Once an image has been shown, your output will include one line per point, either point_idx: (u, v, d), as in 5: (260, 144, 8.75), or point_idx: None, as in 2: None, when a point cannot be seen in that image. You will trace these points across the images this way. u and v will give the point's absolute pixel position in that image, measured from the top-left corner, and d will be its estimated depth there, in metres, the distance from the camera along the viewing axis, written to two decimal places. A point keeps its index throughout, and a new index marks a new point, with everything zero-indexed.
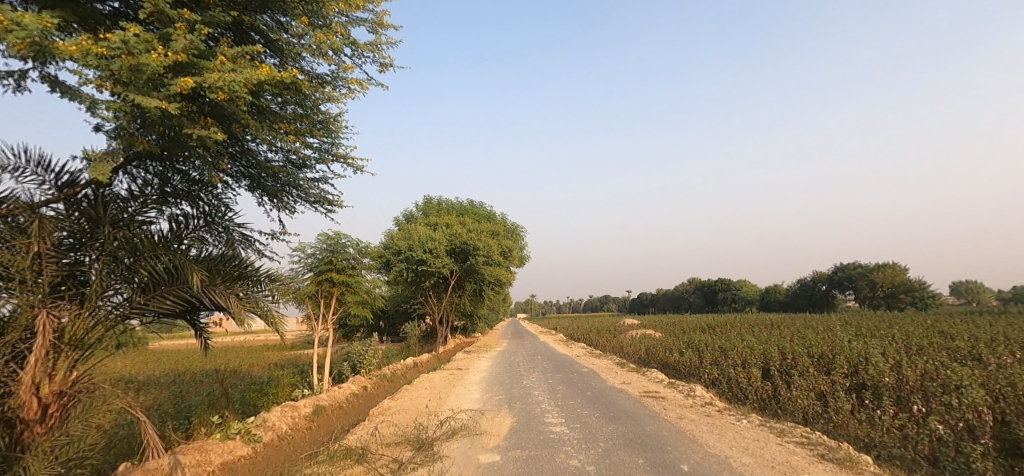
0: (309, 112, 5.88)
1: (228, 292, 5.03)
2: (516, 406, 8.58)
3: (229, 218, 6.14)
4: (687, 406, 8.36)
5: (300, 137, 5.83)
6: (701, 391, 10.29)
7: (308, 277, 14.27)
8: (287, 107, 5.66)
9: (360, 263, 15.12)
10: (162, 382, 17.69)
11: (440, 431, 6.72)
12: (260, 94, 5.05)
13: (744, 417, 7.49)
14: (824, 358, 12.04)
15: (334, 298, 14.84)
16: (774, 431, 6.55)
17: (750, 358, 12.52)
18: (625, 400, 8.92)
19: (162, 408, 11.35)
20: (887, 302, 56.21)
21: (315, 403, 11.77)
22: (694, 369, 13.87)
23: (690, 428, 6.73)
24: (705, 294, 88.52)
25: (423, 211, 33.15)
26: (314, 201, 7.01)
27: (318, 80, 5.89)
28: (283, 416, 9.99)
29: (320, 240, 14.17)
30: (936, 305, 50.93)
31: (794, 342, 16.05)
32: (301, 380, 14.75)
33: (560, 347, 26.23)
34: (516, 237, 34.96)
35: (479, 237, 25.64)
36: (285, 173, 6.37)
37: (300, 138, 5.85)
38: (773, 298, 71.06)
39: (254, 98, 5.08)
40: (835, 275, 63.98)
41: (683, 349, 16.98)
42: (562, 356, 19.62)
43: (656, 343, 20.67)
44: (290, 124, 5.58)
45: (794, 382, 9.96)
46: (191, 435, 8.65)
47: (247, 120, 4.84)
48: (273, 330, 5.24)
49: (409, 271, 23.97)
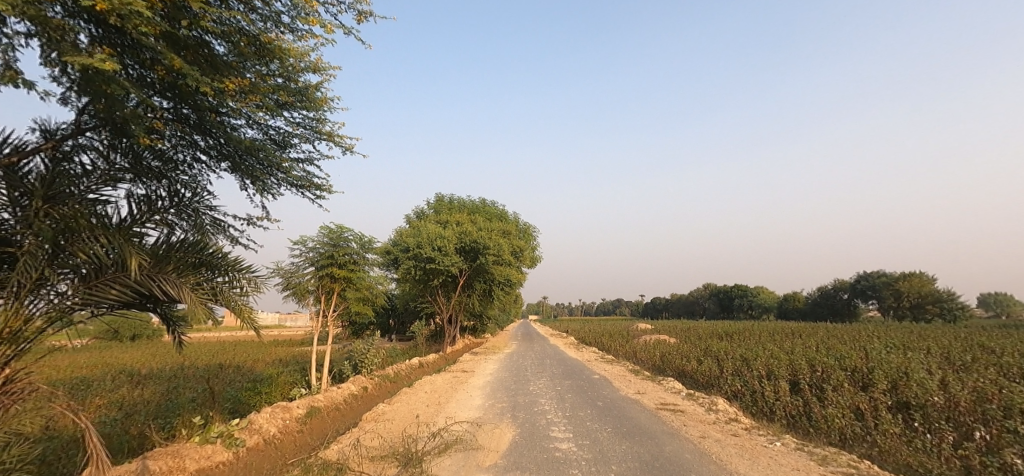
0: (272, 69, 5.16)
1: (182, 282, 4.34)
2: (519, 417, 7.82)
3: (201, 199, 5.53)
4: (710, 423, 7.49)
5: (265, 101, 5.10)
6: (723, 404, 9.41)
7: (309, 272, 13.71)
8: (249, 66, 4.97)
9: (364, 259, 14.53)
10: (162, 377, 17.25)
11: (431, 444, 6.00)
12: (188, 30, 4.33)
13: (777, 438, 6.64)
14: (858, 372, 11.06)
15: (335, 294, 14.25)
16: (814, 458, 5.70)
17: (775, 369, 11.59)
18: (640, 413, 8.09)
19: (151, 406, 10.85)
20: (913, 313, 54.01)
21: (310, 404, 11.14)
22: (713, 379, 12.96)
23: (716, 451, 5.90)
24: (720, 300, 86.64)
25: (434, 209, 32.58)
26: (300, 185, 6.34)
27: (277, 24, 5.09)
28: (271, 418, 9.36)
29: (322, 234, 13.63)
30: (965, 317, 48.69)
31: (822, 353, 15.01)
32: (300, 379, 14.17)
33: (571, 351, 25.39)
34: (527, 237, 34.21)
35: (489, 235, 24.91)
36: (266, 151, 5.72)
37: (266, 102, 5.12)
38: (791, 306, 69.18)
39: (186, 38, 4.36)
40: (858, 284, 61.90)
41: (701, 357, 16.03)
42: (572, 361, 18.82)
43: (672, 350, 19.75)
44: (255, 85, 4.91)
45: (828, 399, 9.05)
46: (171, 437, 8.05)
47: (170, 59, 4.10)
48: (240, 327, 4.62)
49: (417, 268, 23.35)
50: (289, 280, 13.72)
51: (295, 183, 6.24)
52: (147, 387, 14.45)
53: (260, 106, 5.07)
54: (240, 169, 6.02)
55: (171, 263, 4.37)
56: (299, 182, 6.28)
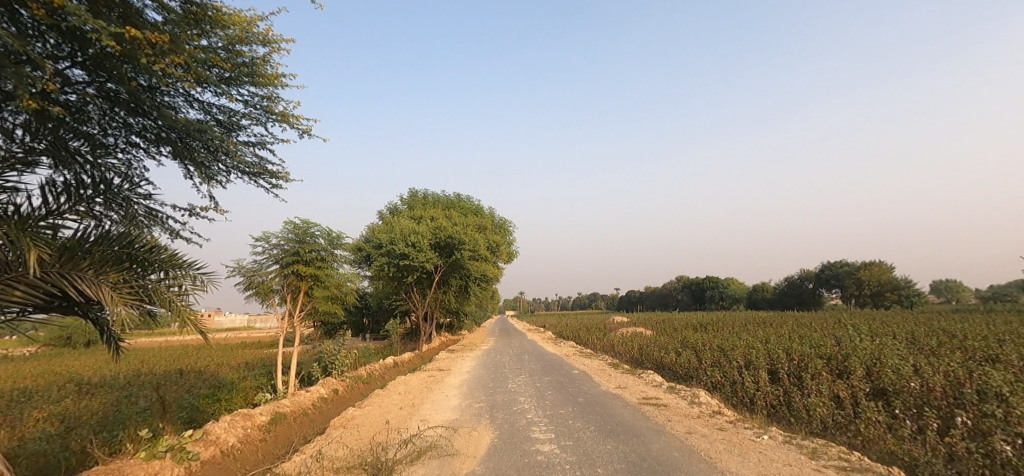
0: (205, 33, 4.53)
1: (99, 281, 3.76)
2: (498, 418, 7.42)
3: (132, 187, 4.91)
4: (695, 418, 7.24)
5: (198, 69, 4.47)
6: (705, 396, 9.22)
7: (274, 270, 12.97)
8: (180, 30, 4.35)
9: (332, 255, 13.86)
10: (116, 385, 16.21)
11: (403, 452, 5.53)
12: None
13: (763, 431, 6.42)
14: (835, 359, 11.05)
15: (302, 293, 13.54)
16: (805, 451, 5.48)
17: (754, 359, 11.51)
18: (623, 409, 7.79)
19: (98, 417, 10.03)
20: (874, 300, 56.00)
21: (275, 410, 10.48)
22: (693, 371, 12.82)
23: (705, 448, 5.61)
24: (693, 292, 88.24)
25: (408, 204, 31.82)
26: (251, 171, 5.75)
27: None
28: (231, 427, 8.70)
29: (287, 229, 12.91)
30: (923, 303, 50.71)
31: (797, 342, 15.08)
32: (264, 383, 13.43)
33: (548, 345, 25.14)
34: (503, 232, 33.77)
35: (464, 230, 24.36)
36: (210, 134, 5.12)
37: (199, 71, 4.49)
38: (760, 296, 70.92)
39: None
40: (823, 273, 63.82)
41: (679, 348, 15.96)
42: (550, 356, 18.55)
43: (649, 342, 19.69)
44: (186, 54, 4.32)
45: (809, 388, 8.94)
46: (115, 453, 7.36)
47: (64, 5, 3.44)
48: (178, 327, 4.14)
49: (390, 265, 22.67)
50: (251, 279, 12.96)
51: (246, 169, 5.66)
52: (98, 397, 13.49)
53: (193, 75, 4.44)
54: (181, 153, 5.39)
55: (86, 259, 3.78)
56: (249, 168, 5.70)
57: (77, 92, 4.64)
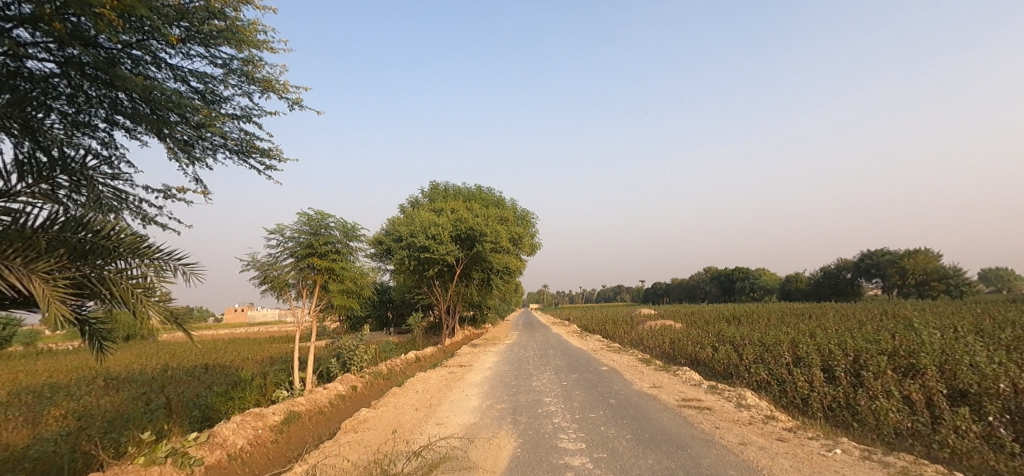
0: None
1: (32, 270, 3.20)
2: (521, 423, 6.70)
3: (100, 167, 4.32)
4: (745, 424, 6.38)
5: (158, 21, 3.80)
6: (753, 397, 8.30)
7: (288, 263, 12.51)
8: None
9: (349, 248, 13.34)
10: (141, 380, 16.11)
11: (412, 466, 4.87)
12: None
13: (832, 443, 5.52)
14: (898, 355, 9.94)
15: (319, 287, 13.08)
16: (892, 470, 4.58)
17: (803, 355, 10.49)
18: (662, 413, 6.95)
19: (114, 415, 9.75)
20: (918, 290, 53.07)
21: (288, 409, 9.99)
22: (733, 368, 11.85)
23: (767, 465, 4.78)
24: (722, 283, 85.93)
25: (429, 197, 31.30)
26: (239, 149, 5.12)
27: None
28: (239, 428, 8.17)
29: (301, 221, 12.42)
30: (973, 293, 47.75)
31: (846, 336, 13.89)
32: (282, 379, 13.02)
33: (574, 339, 24.28)
34: (526, 224, 33.03)
35: (486, 221, 23.67)
36: (189, 104, 4.48)
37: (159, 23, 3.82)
38: (794, 287, 68.38)
39: None
40: (862, 262, 60.89)
41: (715, 342, 14.94)
42: (577, 350, 17.75)
43: (681, 335, 18.65)
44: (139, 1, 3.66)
45: (873, 390, 7.93)
46: (119, 455, 6.95)
47: None
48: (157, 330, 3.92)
49: (411, 258, 22.19)
50: (266, 273, 12.56)
51: (234, 146, 5.01)
52: (121, 393, 13.36)
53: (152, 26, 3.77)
54: (161, 131, 4.77)
55: (12, 245, 3.17)
56: (237, 145, 5.05)
57: (32, 57, 4.06)
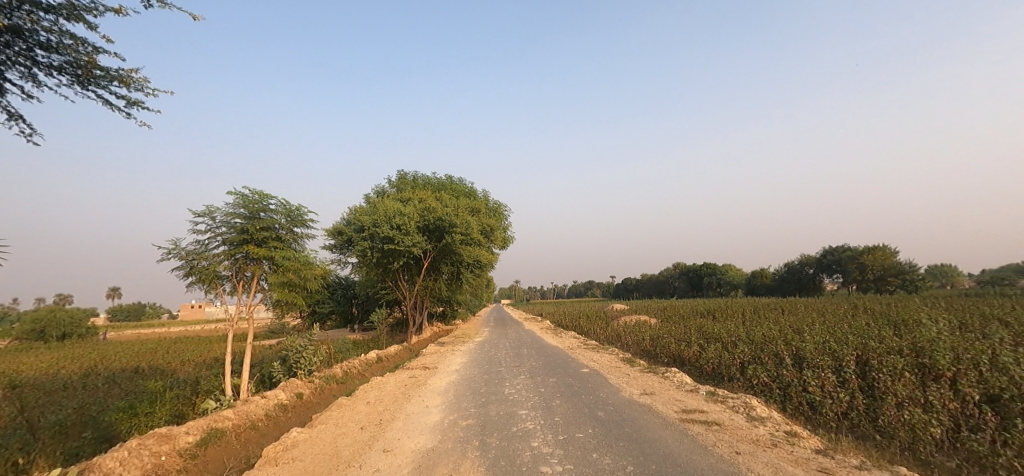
0: None
1: None
2: (492, 449, 5.28)
3: None
4: (770, 446, 5.16)
5: None
6: (761, 406, 7.09)
7: (220, 253, 10.70)
8: None
9: (293, 234, 11.60)
10: (49, 388, 13.81)
11: None
12: None
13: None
14: (906, 352, 9.00)
15: (258, 279, 11.32)
16: None
17: (804, 353, 9.45)
18: (665, 432, 5.62)
19: None
20: (876, 285, 53.86)
21: (208, 426, 8.22)
22: (726, 369, 10.76)
23: None
24: (690, 280, 86.68)
25: (396, 187, 29.31)
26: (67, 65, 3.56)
27: None
28: (133, 456, 6.45)
29: (234, 203, 10.62)
30: (927, 288, 48.88)
31: (837, 332, 13.03)
32: (214, 386, 11.16)
33: (548, 337, 22.98)
34: (499, 216, 31.53)
35: (456, 212, 22.05)
36: None
37: None
38: (759, 282, 69.12)
39: None
40: (824, 258, 61.89)
41: (700, 339, 13.90)
42: (553, 349, 16.47)
43: (661, 332, 17.59)
44: None
45: (897, 395, 6.89)
46: None
47: None
48: None
49: (374, 250, 20.44)
50: (193, 263, 10.68)
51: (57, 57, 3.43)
52: (16, 405, 11.26)
53: None
54: None
55: None
56: None
57: None
